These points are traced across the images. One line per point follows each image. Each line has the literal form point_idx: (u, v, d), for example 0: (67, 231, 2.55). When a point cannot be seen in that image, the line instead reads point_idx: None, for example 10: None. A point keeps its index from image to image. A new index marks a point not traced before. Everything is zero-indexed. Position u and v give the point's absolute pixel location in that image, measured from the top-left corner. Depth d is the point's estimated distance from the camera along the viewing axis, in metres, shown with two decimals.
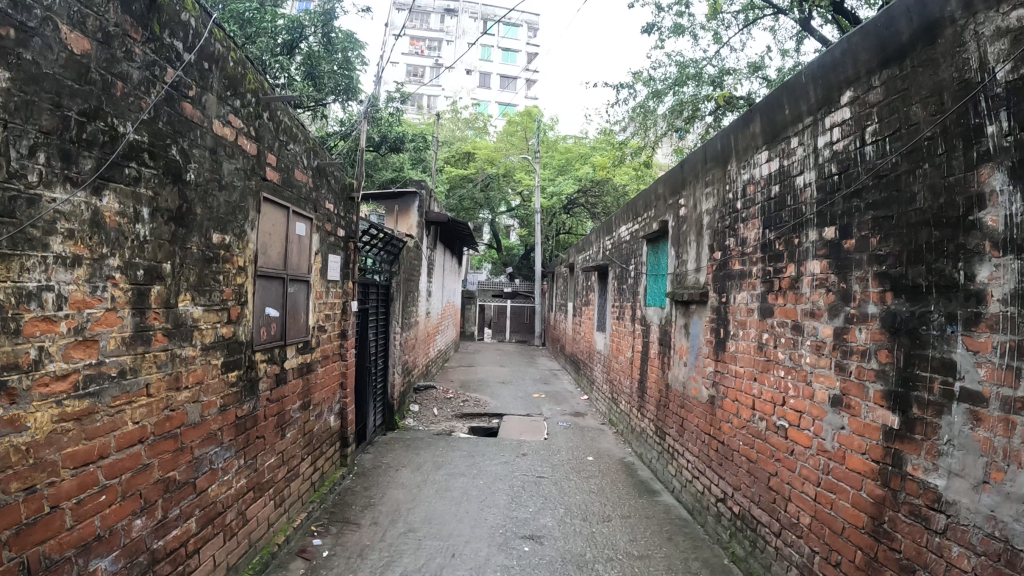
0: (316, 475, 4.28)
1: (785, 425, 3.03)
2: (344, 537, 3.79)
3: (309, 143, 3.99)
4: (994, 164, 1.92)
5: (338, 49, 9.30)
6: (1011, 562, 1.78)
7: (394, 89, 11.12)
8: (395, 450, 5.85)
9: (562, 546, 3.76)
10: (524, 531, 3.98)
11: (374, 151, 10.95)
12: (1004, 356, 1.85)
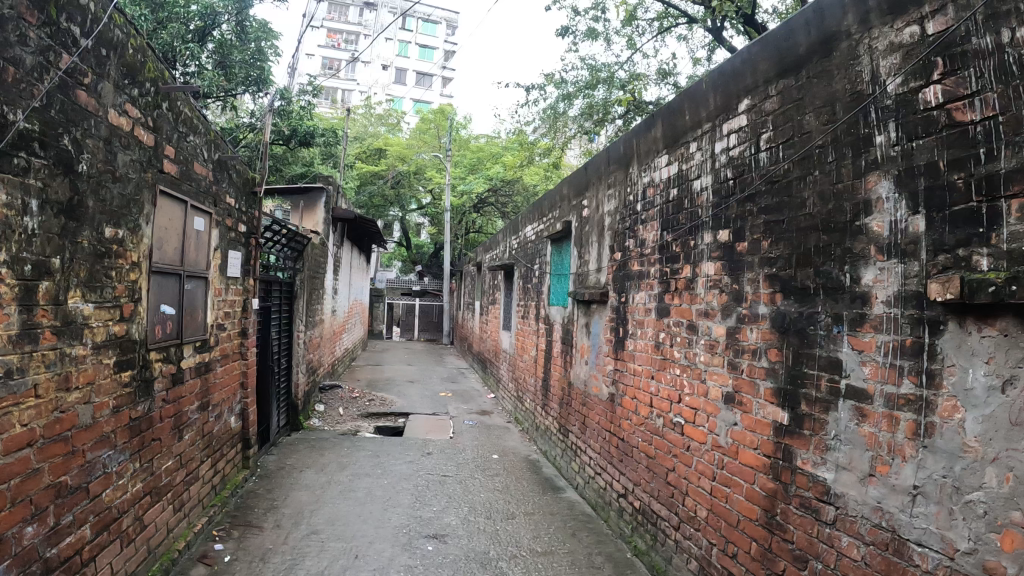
0: (217, 478, 4.14)
1: (681, 422, 3.11)
2: (246, 541, 3.69)
3: (210, 135, 3.85)
4: (881, 173, 2.02)
5: (252, 39, 9.04)
6: (899, 550, 1.87)
7: (307, 82, 10.89)
8: (299, 451, 5.72)
9: (466, 545, 3.76)
10: (429, 530, 3.97)
11: (283, 145, 10.66)
12: (888, 356, 1.95)
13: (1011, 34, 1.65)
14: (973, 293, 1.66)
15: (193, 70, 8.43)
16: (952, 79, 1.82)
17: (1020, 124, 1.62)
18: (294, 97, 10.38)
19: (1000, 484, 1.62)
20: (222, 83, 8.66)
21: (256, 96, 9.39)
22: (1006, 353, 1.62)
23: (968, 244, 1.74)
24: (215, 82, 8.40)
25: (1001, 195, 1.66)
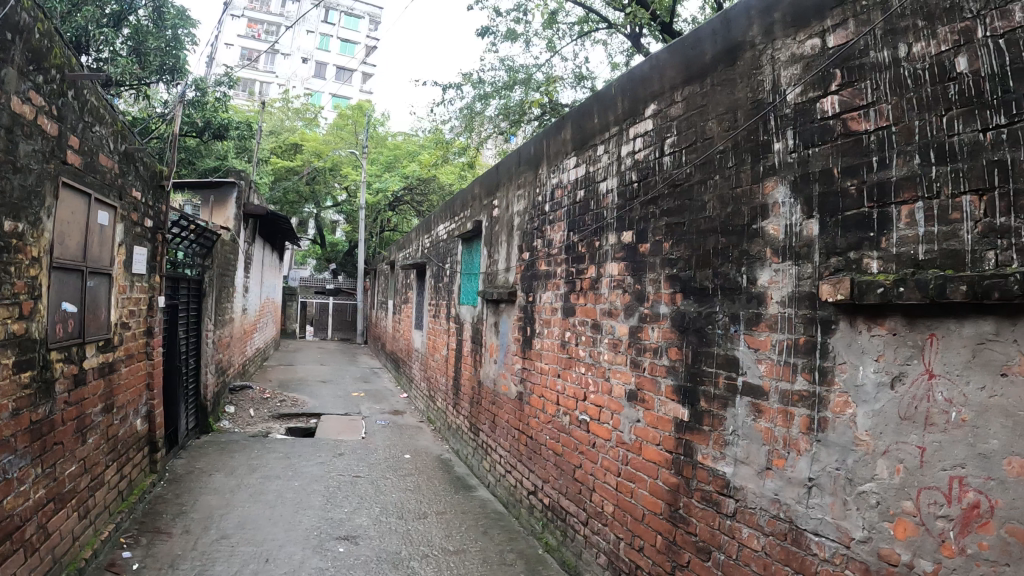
0: (124, 483, 3.98)
1: (587, 419, 3.16)
2: (153, 548, 3.56)
3: (116, 126, 3.71)
4: (778, 178, 2.11)
5: (168, 26, 8.74)
6: (797, 540, 1.95)
7: (220, 73, 10.57)
8: (209, 454, 5.56)
9: (377, 545, 3.73)
10: (340, 532, 3.91)
11: (196, 137, 10.26)
12: (783, 354, 2.03)
13: (907, 49, 1.77)
14: (862, 295, 1.75)
15: (106, 56, 8.04)
16: (849, 91, 1.92)
17: (912, 134, 1.74)
18: (208, 88, 10.07)
19: (891, 476, 1.72)
20: (136, 70, 8.24)
21: (170, 85, 9.03)
22: (895, 351, 1.73)
23: (859, 247, 1.83)
24: (128, 71, 8.10)
25: (892, 201, 1.76)
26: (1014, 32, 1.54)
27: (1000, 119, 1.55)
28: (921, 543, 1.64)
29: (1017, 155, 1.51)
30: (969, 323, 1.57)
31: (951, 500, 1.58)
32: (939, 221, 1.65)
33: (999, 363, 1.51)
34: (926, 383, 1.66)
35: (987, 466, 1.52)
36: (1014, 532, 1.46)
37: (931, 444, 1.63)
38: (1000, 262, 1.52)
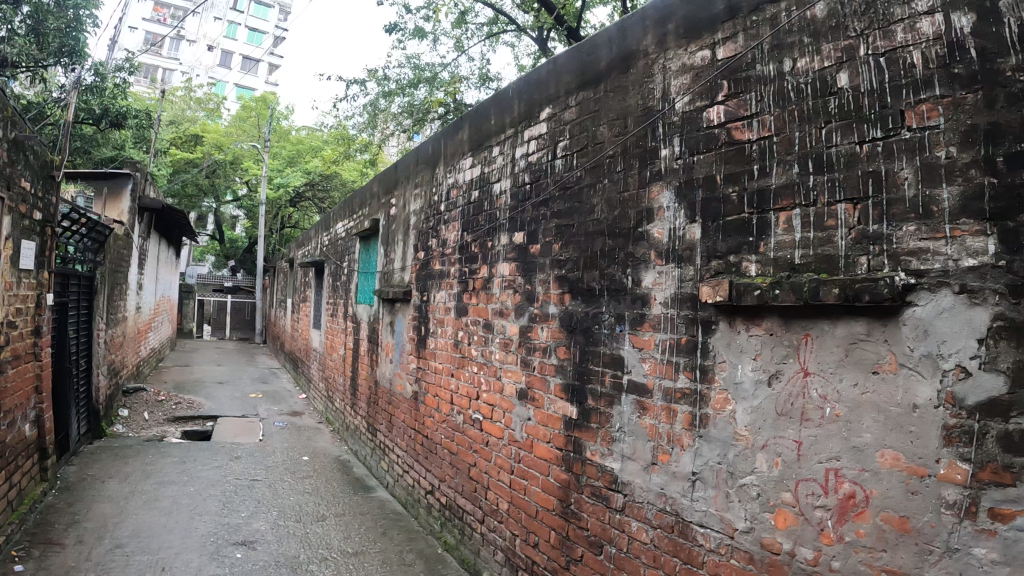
0: (13, 492, 3.76)
1: (480, 418, 3.19)
2: (46, 560, 3.38)
3: (4, 112, 3.51)
4: (663, 184, 2.18)
5: (70, 6, 8.25)
6: (683, 532, 2.02)
7: (121, 58, 10.13)
8: (102, 460, 5.32)
9: (276, 550, 3.66)
10: (237, 538, 3.81)
11: (92, 125, 9.82)
12: (666, 352, 2.10)
13: (791, 63, 1.87)
14: (741, 297, 1.84)
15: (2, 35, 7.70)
16: (734, 102, 1.99)
17: (792, 144, 1.83)
18: (109, 73, 9.63)
19: (770, 468, 1.81)
20: (32, 51, 7.86)
21: (68, 69, 8.56)
22: (772, 350, 1.82)
23: (739, 251, 1.92)
24: (24, 50, 7.74)
25: (770, 208, 1.85)
26: (895, 51, 1.67)
27: (876, 133, 1.67)
28: (801, 532, 1.73)
29: (891, 166, 1.64)
30: (841, 324, 1.68)
31: (828, 491, 1.69)
32: (815, 227, 1.76)
33: (870, 361, 1.63)
34: (801, 380, 1.76)
35: (861, 458, 1.63)
36: (887, 519, 1.58)
37: (807, 438, 1.73)
38: (872, 267, 1.64)
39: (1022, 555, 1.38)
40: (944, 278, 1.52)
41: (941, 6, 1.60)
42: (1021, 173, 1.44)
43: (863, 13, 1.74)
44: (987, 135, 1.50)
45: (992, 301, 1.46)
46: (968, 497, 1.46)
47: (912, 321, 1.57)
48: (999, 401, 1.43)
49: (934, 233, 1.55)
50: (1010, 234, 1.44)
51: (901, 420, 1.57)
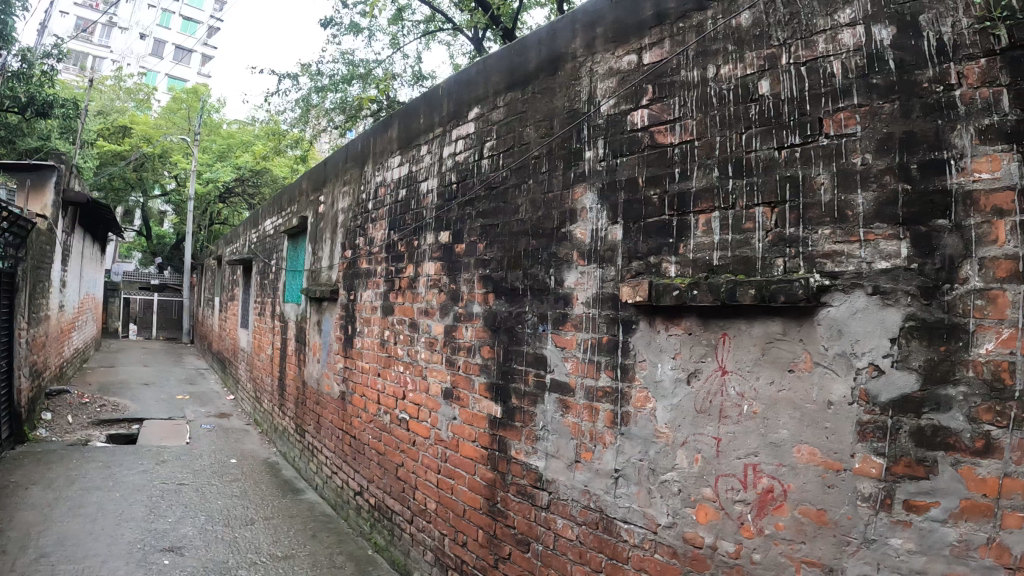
0: None
1: (406, 418, 3.18)
2: None
3: None
4: (587, 185, 2.21)
5: None
6: (607, 528, 2.05)
7: (52, 44, 9.78)
8: (23, 465, 5.12)
9: (205, 555, 3.58)
10: (164, 544, 3.72)
11: (15, 114, 9.45)
12: (587, 351, 2.14)
13: (715, 70, 1.92)
14: (660, 296, 1.88)
15: None
16: (658, 106, 2.03)
17: (712, 149, 1.88)
18: (36, 60, 9.26)
19: (690, 464, 1.86)
20: None
21: None
22: (691, 349, 1.87)
23: (659, 252, 1.96)
24: None
25: (690, 211, 1.90)
26: (816, 61, 1.74)
27: (795, 139, 1.73)
28: (721, 526, 1.78)
29: (808, 172, 1.70)
30: (758, 324, 1.74)
31: (746, 485, 1.74)
32: (733, 230, 1.81)
33: (786, 360, 1.69)
34: (719, 378, 1.81)
35: (778, 454, 1.69)
36: (805, 512, 1.64)
37: (726, 434, 1.79)
38: (788, 269, 1.70)
39: (934, 543, 1.46)
40: (858, 280, 1.60)
41: (862, 18, 1.68)
42: (931, 179, 1.52)
43: (787, 23, 1.81)
44: (902, 143, 1.58)
45: (904, 302, 1.54)
46: (883, 490, 1.53)
47: (827, 321, 1.64)
48: (911, 398, 1.51)
49: (849, 236, 1.63)
50: (921, 238, 1.53)
51: (817, 416, 1.64)
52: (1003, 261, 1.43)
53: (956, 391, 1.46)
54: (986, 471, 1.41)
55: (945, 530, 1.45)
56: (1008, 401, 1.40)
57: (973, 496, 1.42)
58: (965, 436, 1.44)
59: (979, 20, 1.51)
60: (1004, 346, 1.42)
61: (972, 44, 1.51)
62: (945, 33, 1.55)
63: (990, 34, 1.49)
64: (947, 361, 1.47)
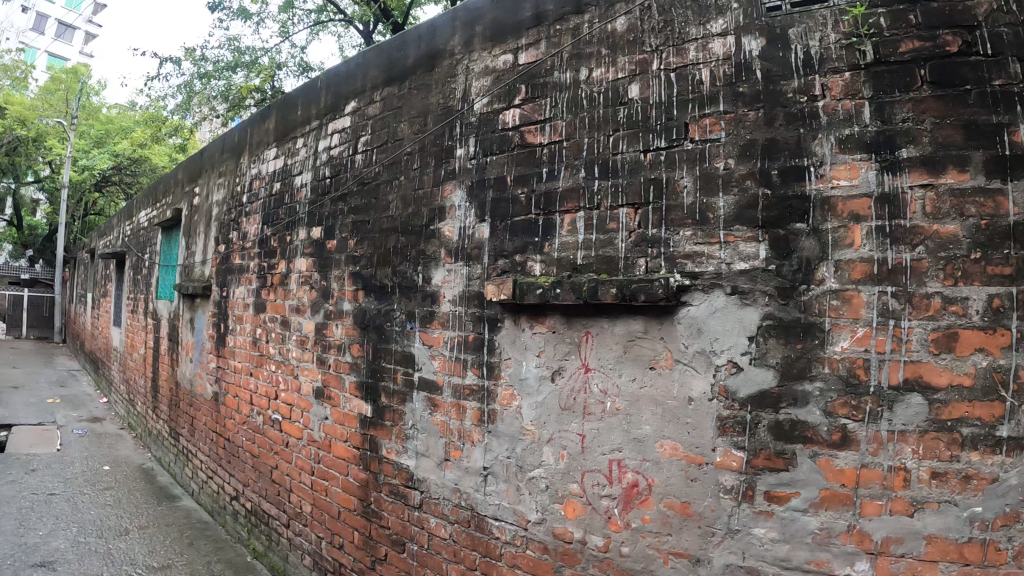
0: None
1: (279, 419, 3.10)
2: None
3: None
4: (457, 183, 2.20)
5: None
6: (479, 526, 2.06)
7: None
8: None
9: (76, 569, 3.38)
10: (35, 559, 3.49)
11: None
12: (454, 349, 2.13)
13: (588, 73, 1.95)
14: (524, 295, 1.90)
15: None
16: (530, 106, 2.05)
17: (580, 150, 1.91)
18: None
19: (556, 461, 1.88)
20: None
21: None
22: (555, 347, 1.89)
23: (524, 251, 1.98)
24: None
25: (556, 210, 1.92)
26: (686, 68, 1.79)
27: (660, 143, 1.78)
28: (589, 521, 1.82)
29: (672, 175, 1.75)
30: (619, 322, 1.78)
31: (612, 481, 1.79)
32: (597, 230, 1.84)
33: (647, 358, 1.74)
34: (582, 376, 1.84)
35: (642, 449, 1.74)
36: (670, 505, 1.70)
37: (590, 431, 1.82)
38: (649, 269, 1.75)
39: (797, 532, 1.57)
40: (716, 280, 1.66)
41: (733, 29, 1.75)
42: (792, 185, 1.61)
43: (660, 30, 1.85)
44: (764, 149, 1.65)
45: (761, 302, 1.62)
46: (745, 482, 1.62)
47: (686, 320, 1.69)
48: (769, 394, 1.61)
49: (709, 238, 1.69)
50: (780, 241, 1.61)
51: (678, 412, 1.70)
52: (858, 264, 1.55)
53: (813, 387, 1.57)
54: (843, 462, 1.54)
55: (806, 519, 1.56)
56: (863, 395, 1.53)
57: (832, 485, 1.54)
58: (822, 429, 1.56)
59: (846, 36, 1.63)
60: (859, 344, 1.54)
61: (838, 58, 1.62)
62: (813, 46, 1.66)
63: (856, 49, 1.61)
64: (805, 358, 1.58)
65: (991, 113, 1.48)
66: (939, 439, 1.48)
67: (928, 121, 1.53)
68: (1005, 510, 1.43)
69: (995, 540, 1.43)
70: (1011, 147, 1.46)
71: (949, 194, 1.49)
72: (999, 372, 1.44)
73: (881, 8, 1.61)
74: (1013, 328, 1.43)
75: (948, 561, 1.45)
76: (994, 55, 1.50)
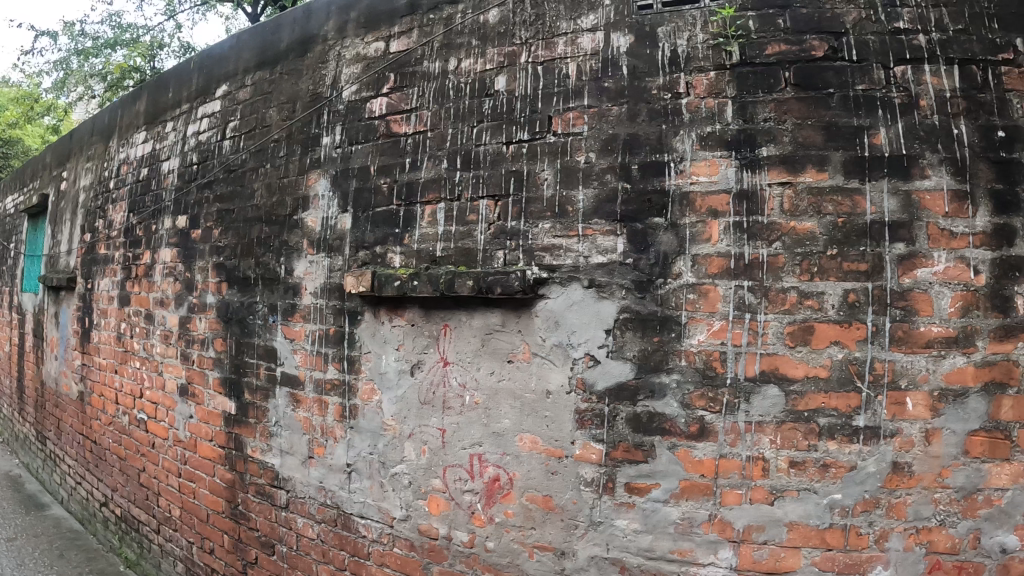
0: None
1: (144, 418, 2.98)
2: None
3: None
4: (321, 172, 2.14)
5: None
6: (346, 525, 2.03)
7: None
8: None
9: None
10: None
11: None
12: (315, 343, 2.08)
13: (456, 63, 1.93)
14: (382, 287, 1.86)
15: None
16: (397, 95, 2.01)
17: (444, 140, 1.89)
18: None
19: (419, 456, 1.87)
20: None
21: None
22: (414, 341, 1.87)
23: (384, 242, 1.94)
24: None
25: (417, 201, 1.89)
26: (553, 61, 1.79)
27: (523, 135, 1.78)
28: (454, 516, 1.82)
29: (533, 167, 1.75)
30: (478, 315, 1.77)
31: (473, 475, 1.79)
32: (457, 222, 1.83)
33: (505, 351, 1.74)
34: (441, 369, 1.83)
35: (502, 443, 1.75)
36: (532, 499, 1.72)
37: (450, 425, 1.82)
38: (507, 261, 1.74)
39: (659, 522, 1.61)
40: (574, 273, 1.67)
41: (603, 25, 1.76)
42: (651, 180, 1.63)
43: (530, 24, 1.85)
44: (625, 144, 1.67)
45: (619, 295, 1.63)
46: (604, 474, 1.65)
47: (544, 313, 1.70)
48: (626, 386, 1.63)
49: (567, 231, 1.69)
50: (637, 234, 1.63)
51: (536, 405, 1.71)
52: (715, 259, 1.58)
53: (669, 379, 1.60)
54: (701, 453, 1.58)
55: (667, 509, 1.60)
56: (719, 387, 1.57)
57: (691, 476, 1.58)
58: (680, 421, 1.59)
59: (713, 37, 1.66)
60: (715, 337, 1.57)
61: (704, 57, 1.65)
62: (681, 44, 1.68)
63: (722, 50, 1.64)
64: (661, 350, 1.60)
65: (853, 115, 1.56)
66: (797, 429, 1.54)
67: (789, 122, 1.58)
68: (864, 497, 1.52)
69: (855, 525, 1.51)
70: (870, 149, 1.54)
71: (806, 192, 1.55)
72: (854, 364, 1.52)
73: (750, 11, 1.65)
74: (868, 322, 1.51)
75: (810, 547, 1.53)
76: (859, 61, 1.58)
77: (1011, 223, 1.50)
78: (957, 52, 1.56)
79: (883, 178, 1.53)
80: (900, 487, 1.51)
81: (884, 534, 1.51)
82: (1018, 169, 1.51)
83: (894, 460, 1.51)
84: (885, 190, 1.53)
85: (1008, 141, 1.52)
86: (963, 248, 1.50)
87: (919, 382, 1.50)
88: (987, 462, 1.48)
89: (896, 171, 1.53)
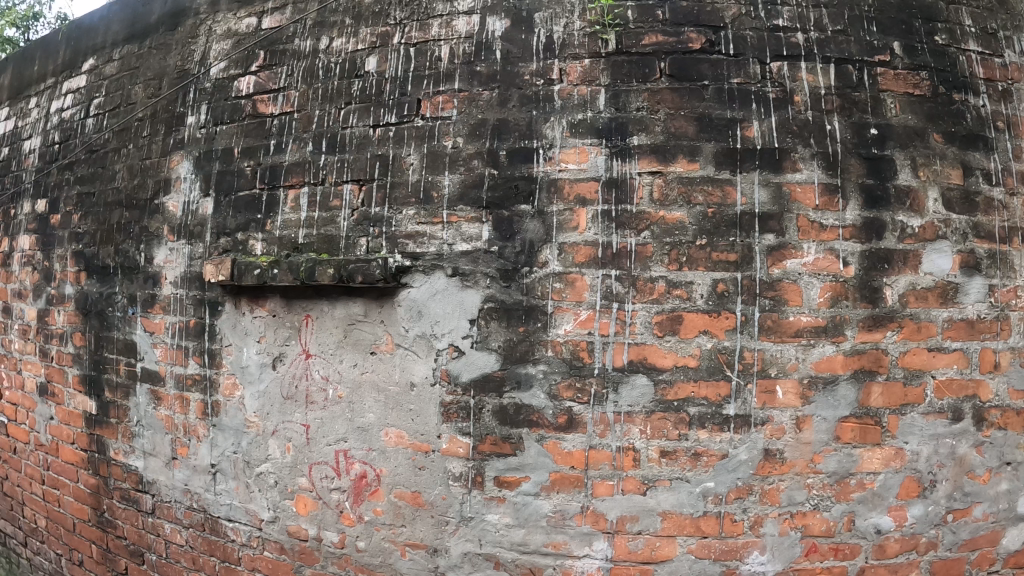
0: None
1: (5, 422, 2.76)
2: None
3: None
4: (184, 153, 2.02)
5: None
6: (214, 529, 1.94)
7: None
8: None
9: None
10: None
11: None
12: (175, 337, 1.97)
13: (328, 42, 1.85)
14: (241, 275, 1.77)
15: None
16: (266, 74, 1.91)
17: (311, 123, 1.81)
18: None
19: (283, 454, 1.79)
20: None
21: None
22: (275, 332, 1.78)
23: (246, 228, 1.85)
24: None
25: (280, 185, 1.81)
26: (426, 43, 1.73)
27: (391, 118, 1.71)
28: (322, 516, 1.76)
29: (399, 152, 1.69)
30: (340, 305, 1.70)
31: (339, 473, 1.73)
32: (321, 207, 1.75)
33: (368, 342, 1.68)
34: (303, 362, 1.75)
35: (367, 438, 1.69)
36: (400, 495, 1.68)
37: (313, 421, 1.74)
38: (371, 249, 1.68)
39: (531, 516, 1.58)
40: (437, 262, 1.62)
41: (480, 8, 1.71)
42: (519, 166, 1.60)
43: (405, 4, 1.78)
44: (494, 130, 1.63)
45: (483, 285, 1.59)
46: (472, 469, 1.61)
47: (407, 303, 1.64)
48: (491, 377, 1.59)
49: (432, 217, 1.64)
50: (503, 222, 1.59)
51: (400, 399, 1.66)
52: (583, 248, 1.55)
53: (535, 369, 1.57)
54: (570, 445, 1.55)
55: (538, 502, 1.58)
56: (587, 377, 1.55)
57: (561, 468, 1.56)
58: (548, 413, 1.56)
59: (591, 24, 1.63)
60: (582, 327, 1.55)
61: (580, 44, 1.63)
62: (558, 31, 1.65)
63: (599, 37, 1.62)
64: (527, 341, 1.57)
65: (726, 108, 1.56)
66: (666, 419, 1.53)
67: (662, 112, 1.57)
68: (737, 484, 1.54)
69: (730, 513, 1.54)
70: (742, 141, 1.55)
71: (676, 182, 1.54)
72: (723, 354, 1.52)
73: (630, 1, 1.63)
74: (737, 312, 1.52)
75: (685, 536, 1.54)
76: (735, 55, 1.59)
77: (879, 217, 1.54)
78: (835, 51, 1.60)
79: (755, 170, 1.54)
80: (773, 474, 1.53)
81: (759, 520, 1.54)
82: (887, 165, 1.56)
83: (765, 447, 1.53)
84: (756, 182, 1.53)
85: (879, 138, 1.57)
86: (832, 240, 1.53)
87: (789, 370, 1.52)
88: (858, 447, 1.54)
89: (767, 163, 1.54)
